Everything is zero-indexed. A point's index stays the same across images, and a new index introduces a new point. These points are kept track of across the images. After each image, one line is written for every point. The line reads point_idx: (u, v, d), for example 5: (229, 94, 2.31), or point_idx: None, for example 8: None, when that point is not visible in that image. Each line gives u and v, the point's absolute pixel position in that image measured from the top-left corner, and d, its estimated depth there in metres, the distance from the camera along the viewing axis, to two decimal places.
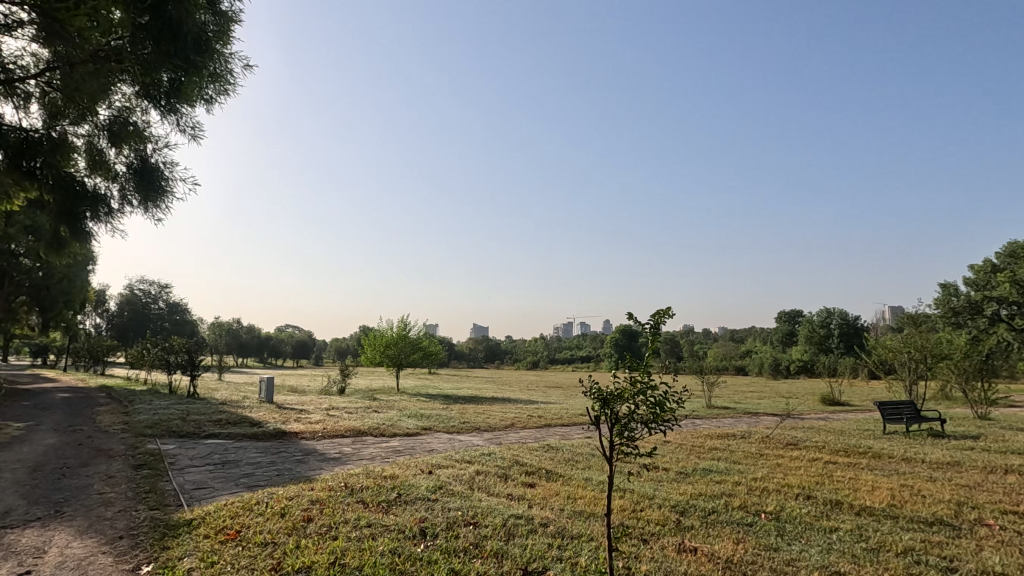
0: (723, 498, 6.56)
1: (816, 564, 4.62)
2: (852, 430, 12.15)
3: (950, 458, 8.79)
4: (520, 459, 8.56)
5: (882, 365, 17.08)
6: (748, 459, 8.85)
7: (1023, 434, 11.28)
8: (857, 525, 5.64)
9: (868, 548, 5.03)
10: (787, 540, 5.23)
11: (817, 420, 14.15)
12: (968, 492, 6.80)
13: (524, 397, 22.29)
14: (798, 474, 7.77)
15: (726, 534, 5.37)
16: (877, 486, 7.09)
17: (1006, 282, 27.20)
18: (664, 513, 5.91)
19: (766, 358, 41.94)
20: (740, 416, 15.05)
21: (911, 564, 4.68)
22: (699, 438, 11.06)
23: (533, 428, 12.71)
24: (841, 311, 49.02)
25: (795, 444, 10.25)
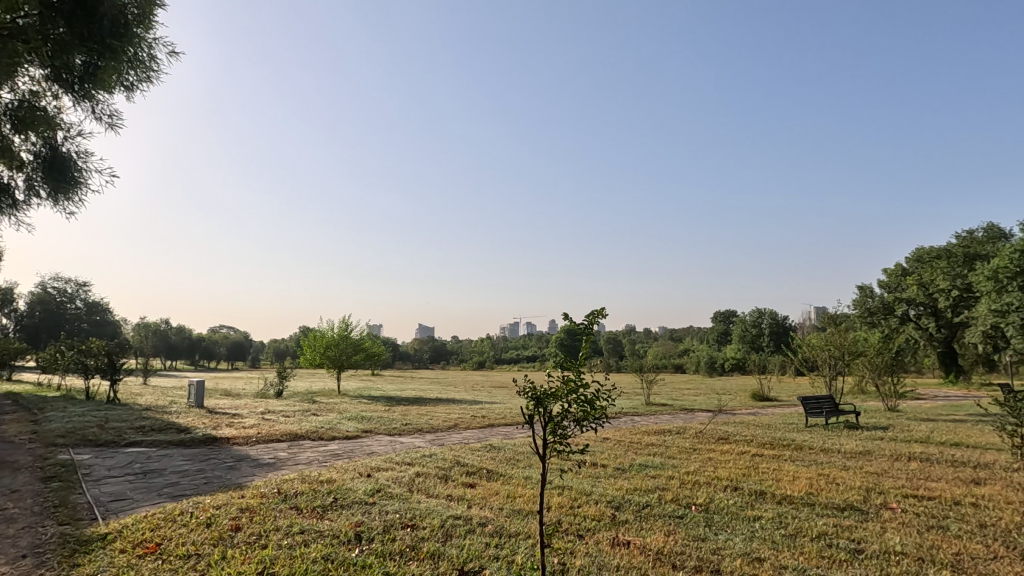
0: (657, 492, 6.79)
1: (739, 552, 4.88)
2: (777, 424, 12.89)
3: (861, 448, 9.51)
4: (461, 459, 8.56)
5: (806, 363, 18.20)
6: (682, 454, 9.23)
7: (927, 425, 12.31)
8: (778, 513, 5.99)
9: (786, 534, 5.36)
10: (715, 530, 5.49)
11: (747, 415, 14.92)
12: (876, 479, 7.37)
13: (468, 397, 22.28)
14: (727, 467, 8.17)
15: (658, 527, 5.57)
16: (797, 476, 7.57)
17: (914, 285, 29.63)
18: (601, 509, 6.06)
19: (702, 356, 43.75)
20: (676, 412, 15.63)
21: (823, 548, 5.02)
22: (637, 434, 11.40)
23: (476, 428, 12.70)
24: (771, 311, 51.82)
25: (725, 439, 10.75)
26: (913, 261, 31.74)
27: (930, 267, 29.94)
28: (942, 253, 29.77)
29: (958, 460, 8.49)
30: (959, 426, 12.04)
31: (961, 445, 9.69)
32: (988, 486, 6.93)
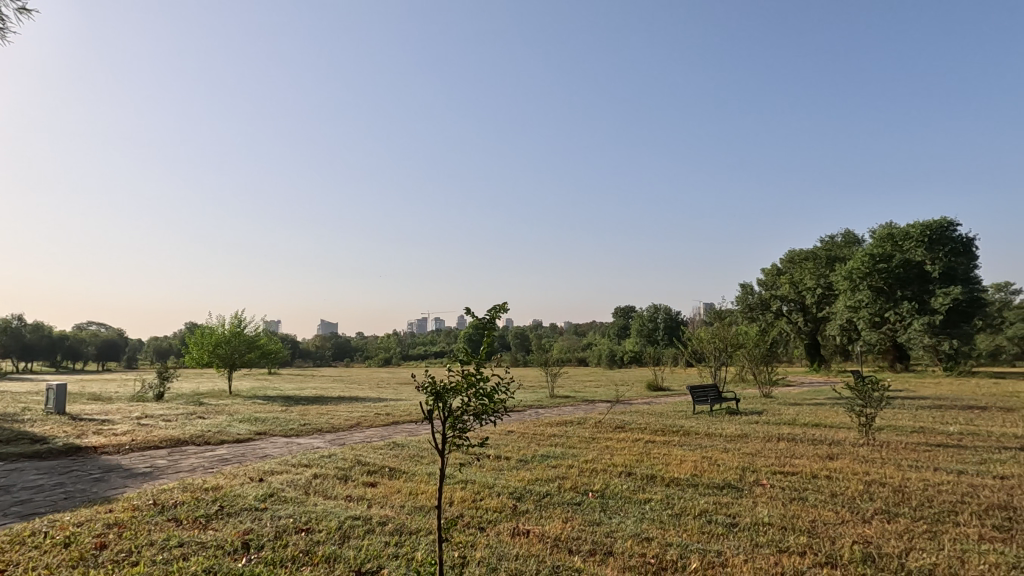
0: (556, 482, 7.02)
1: (630, 533, 5.17)
2: (669, 411, 13.82)
3: (739, 431, 10.45)
4: (362, 458, 8.32)
5: (695, 355, 19.63)
6: (582, 444, 9.62)
7: (794, 408, 13.78)
8: (666, 494, 6.43)
9: (672, 514, 5.76)
10: (609, 514, 5.77)
11: (642, 404, 15.86)
12: (751, 459, 8.14)
13: (371, 394, 21.70)
14: (622, 454, 8.64)
15: (557, 515, 5.76)
16: (683, 459, 8.17)
17: (787, 283, 32.96)
18: (502, 500, 6.15)
19: (604, 350, 45.81)
20: (578, 404, 16.24)
21: (703, 524, 5.46)
22: (540, 426, 11.71)
23: (379, 426, 12.40)
24: (666, 307, 55.33)
25: (621, 427, 11.33)
26: (785, 262, 35.22)
27: (800, 268, 33.48)
28: (810, 255, 33.39)
29: (818, 439, 9.57)
30: (820, 408, 13.58)
31: (820, 426, 10.95)
32: (840, 460, 7.89)
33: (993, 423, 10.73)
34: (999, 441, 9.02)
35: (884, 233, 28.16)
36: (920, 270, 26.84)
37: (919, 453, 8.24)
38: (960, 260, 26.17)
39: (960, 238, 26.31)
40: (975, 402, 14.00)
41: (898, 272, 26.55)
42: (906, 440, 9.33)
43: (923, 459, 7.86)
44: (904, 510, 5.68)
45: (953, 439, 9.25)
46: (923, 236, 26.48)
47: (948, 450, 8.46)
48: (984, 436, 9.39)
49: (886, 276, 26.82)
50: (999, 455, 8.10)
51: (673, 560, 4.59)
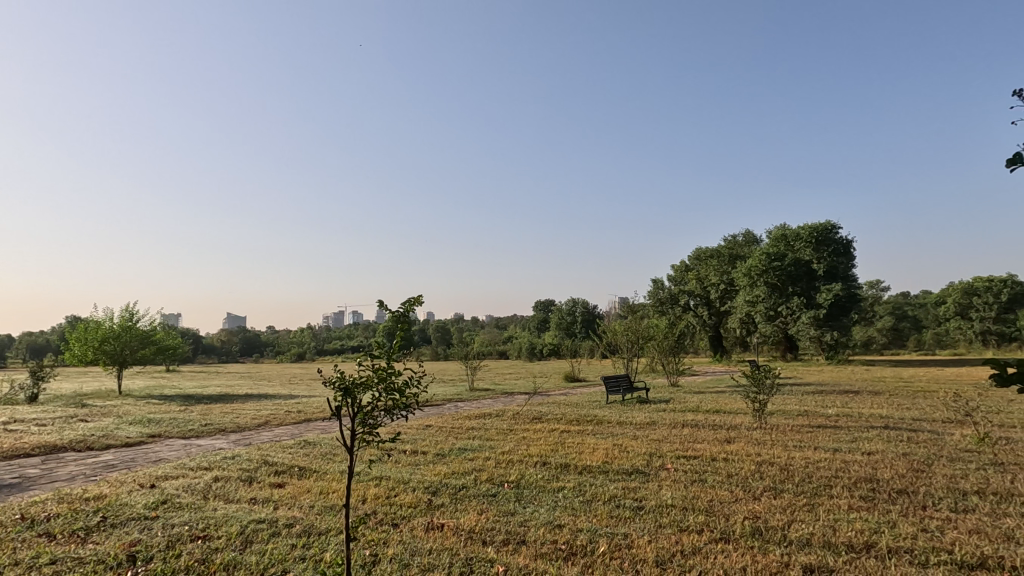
0: (472, 474, 7.04)
1: (542, 521, 5.30)
2: (584, 402, 14.28)
3: (648, 419, 11.01)
4: (270, 458, 7.91)
5: (609, 347, 20.41)
6: (499, 436, 9.72)
7: (698, 396, 14.71)
8: (579, 482, 6.65)
9: (584, 500, 5.97)
10: (523, 504, 5.87)
11: (559, 395, 16.27)
12: (658, 444, 8.60)
13: (281, 391, 20.68)
14: (538, 444, 8.83)
15: (472, 507, 5.78)
16: (596, 447, 8.49)
17: (694, 279, 35.02)
18: (418, 495, 6.08)
19: (524, 342, 46.47)
20: (497, 396, 16.37)
21: (612, 508, 5.70)
22: (458, 419, 11.68)
23: (289, 424, 11.83)
24: (584, 301, 57.04)
25: (538, 418, 11.55)
26: (692, 259, 37.37)
27: (706, 265, 35.68)
28: (714, 253, 35.69)
29: (717, 424, 10.27)
30: (720, 396, 14.60)
31: (720, 412, 11.77)
32: (736, 443, 8.52)
33: (864, 405, 12.04)
34: (868, 421, 10.14)
35: (778, 233, 30.68)
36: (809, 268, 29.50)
37: (803, 434, 9.08)
38: (841, 259, 29.07)
39: (841, 240, 29.17)
40: (850, 387, 15.64)
41: (789, 270, 29.05)
42: (793, 423, 10.23)
43: (806, 440, 8.67)
44: (788, 487, 6.24)
45: (831, 420, 10.28)
46: (811, 237, 29.14)
47: (827, 430, 9.39)
48: (856, 417, 10.51)
49: (780, 274, 29.27)
50: (868, 433, 9.11)
51: (582, 545, 4.75)
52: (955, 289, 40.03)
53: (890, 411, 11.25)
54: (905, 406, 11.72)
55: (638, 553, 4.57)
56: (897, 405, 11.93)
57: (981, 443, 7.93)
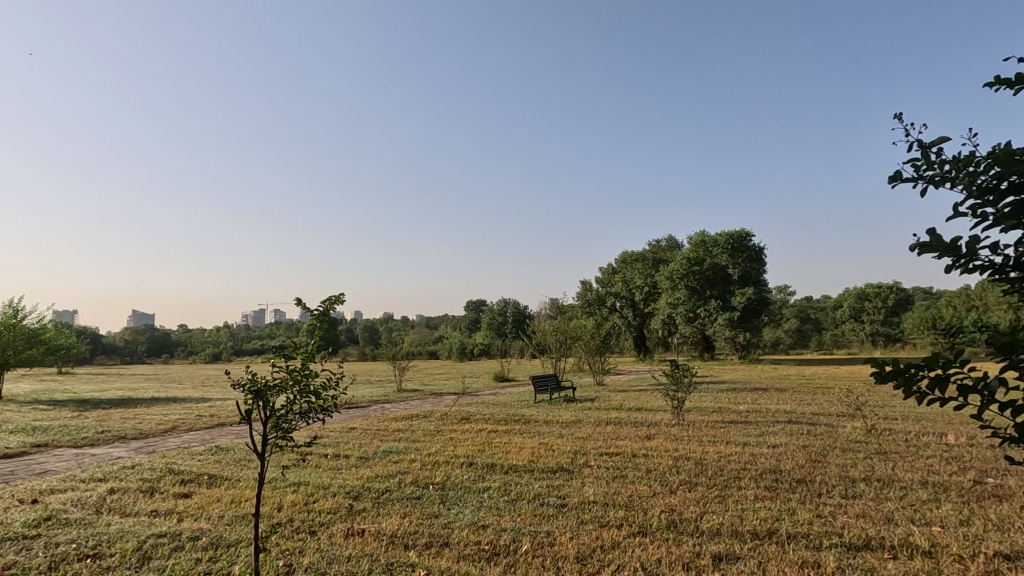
0: (397, 477, 6.89)
1: (466, 523, 5.27)
2: (513, 401, 14.40)
3: (574, 417, 11.26)
4: (175, 466, 7.36)
5: (538, 347, 20.67)
6: (426, 437, 9.58)
7: (622, 394, 15.20)
8: (504, 481, 6.68)
9: (508, 500, 6.00)
10: (448, 505, 5.82)
11: (487, 395, 16.29)
12: (583, 442, 8.80)
13: (191, 394, 19.33)
14: (465, 445, 8.78)
15: (395, 511, 5.65)
16: (522, 447, 8.56)
17: (620, 281, 36.20)
18: (338, 501, 5.87)
19: (454, 342, 46.17)
20: (425, 397, 16.15)
21: (536, 507, 5.76)
22: (384, 421, 11.41)
23: (200, 429, 11.07)
24: (514, 302, 57.50)
25: (466, 419, 11.51)
26: (618, 262, 38.59)
27: (631, 267, 37.01)
28: (639, 256, 37.10)
29: (639, 421, 10.66)
30: (643, 393, 15.18)
31: (641, 409, 12.24)
32: (655, 439, 8.88)
33: (771, 401, 12.93)
34: (774, 416, 10.90)
35: (698, 239, 32.37)
36: (725, 273, 31.31)
37: (716, 429, 9.61)
38: (753, 265, 31.12)
39: (753, 247, 31.22)
40: (759, 384, 16.80)
41: (708, 274, 30.73)
42: (708, 419, 10.81)
43: (719, 435, 9.18)
44: (702, 480, 6.58)
45: (741, 416, 10.95)
46: (727, 243, 30.98)
47: (738, 425, 10.00)
48: (763, 413, 11.27)
49: (699, 277, 30.89)
50: (773, 427, 9.79)
51: (506, 545, 4.77)
52: (850, 294, 44.07)
53: (792, 406, 12.16)
54: (806, 402, 12.70)
55: (560, 550, 4.64)
56: (799, 401, 12.91)
57: (869, 434, 8.73)
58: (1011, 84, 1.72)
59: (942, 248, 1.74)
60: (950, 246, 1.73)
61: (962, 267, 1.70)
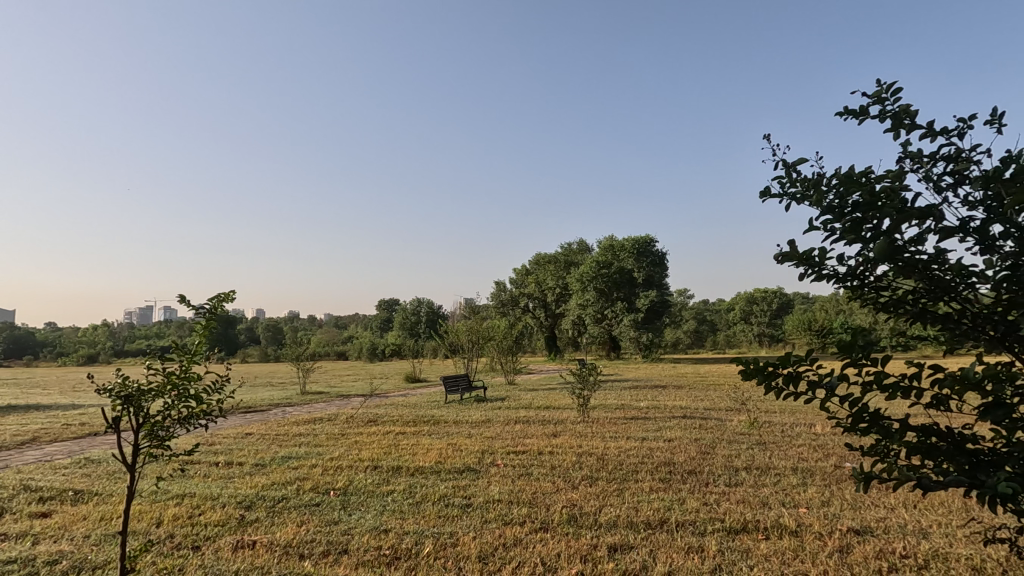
0: (295, 484, 6.55)
1: (368, 528, 5.12)
2: (422, 402, 14.22)
3: (484, 417, 11.32)
4: (33, 482, 6.51)
5: (450, 347, 20.56)
6: (329, 441, 9.21)
7: (531, 394, 15.50)
8: (409, 484, 6.57)
9: (413, 503, 5.91)
10: (349, 511, 5.63)
11: (397, 396, 15.96)
12: (491, 441, 8.88)
13: (57, 400, 17.27)
14: (370, 448, 8.54)
15: (291, 519, 5.37)
16: (430, 448, 8.48)
17: (534, 282, 36.92)
18: (227, 512, 5.48)
19: (364, 342, 44.75)
20: (331, 399, 15.53)
21: (441, 508, 5.72)
22: (284, 425, 10.82)
23: (67, 440, 9.88)
24: (428, 302, 56.88)
25: (373, 421, 11.21)
26: (532, 263, 39.34)
27: (544, 269, 37.89)
28: (552, 258, 38.06)
29: (546, 419, 10.91)
30: (551, 392, 15.58)
31: (549, 407, 12.56)
32: (560, 437, 9.14)
33: (668, 398, 13.76)
34: (671, 412, 11.59)
35: (607, 243, 33.82)
36: (631, 276, 32.90)
37: (618, 425, 10.06)
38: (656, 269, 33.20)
39: (657, 252, 33.12)
40: (659, 382, 17.84)
41: (615, 277, 32.15)
42: (610, 415, 11.29)
43: (620, 431, 9.61)
44: (602, 474, 6.86)
45: (641, 412, 11.55)
46: (633, 248, 32.66)
47: (638, 421, 10.53)
48: (661, 408, 11.96)
49: (607, 280, 32.25)
50: (669, 422, 10.42)
51: (408, 548, 4.69)
52: (741, 298, 47.89)
53: (687, 402, 13.02)
54: (699, 398, 13.64)
55: (462, 550, 4.64)
56: (693, 397, 13.85)
57: (751, 426, 9.54)
58: (856, 115, 1.96)
59: (798, 258, 1.94)
60: (805, 256, 1.92)
61: (813, 275, 1.91)
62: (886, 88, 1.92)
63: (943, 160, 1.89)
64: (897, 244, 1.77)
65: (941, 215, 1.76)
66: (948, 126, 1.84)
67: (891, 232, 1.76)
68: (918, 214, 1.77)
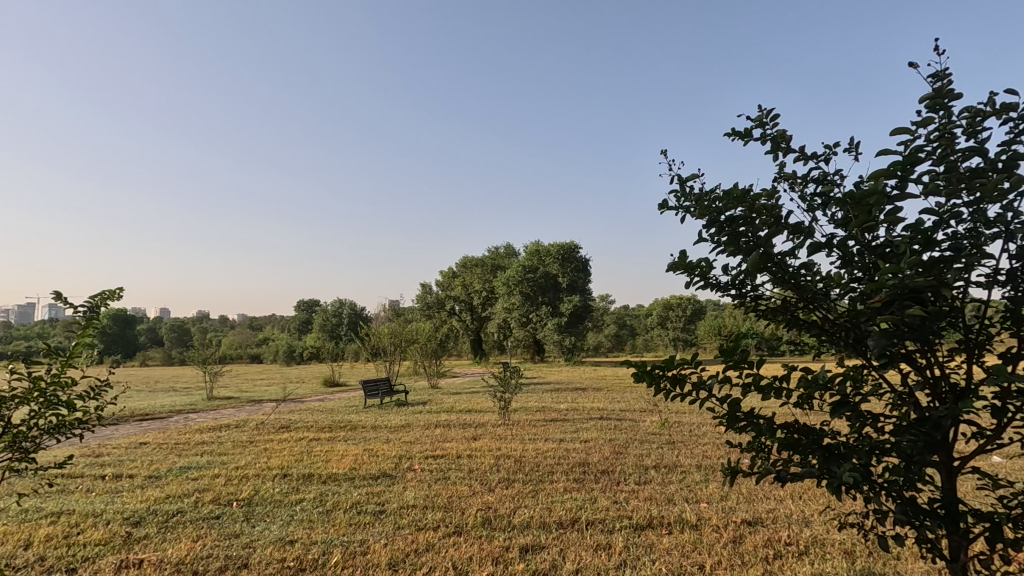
0: (193, 496, 6.11)
1: (272, 540, 4.87)
2: (340, 407, 13.75)
3: (403, 421, 11.12)
4: None
5: (371, 350, 20.01)
6: (235, 449, 8.69)
7: (453, 397, 15.39)
8: (321, 492, 6.32)
9: (323, 511, 5.69)
10: (252, 523, 5.33)
11: (312, 401, 15.31)
12: (409, 446, 8.73)
13: None
14: (280, 456, 8.14)
15: (186, 534, 5.00)
16: (345, 454, 8.20)
17: (459, 285, 36.74)
18: (112, 530, 5.02)
19: (280, 345, 42.54)
20: (240, 405, 14.65)
21: (353, 516, 5.55)
22: (184, 433, 10.08)
23: None
24: (350, 303, 55.12)
25: (285, 427, 10.68)
26: (458, 266, 39.15)
27: (471, 272, 37.85)
28: (479, 262, 38.07)
29: (467, 423, 10.87)
30: (472, 396, 15.54)
31: (471, 411, 12.52)
32: (479, 440, 9.15)
33: (586, 400, 14.15)
34: (589, 414, 11.90)
35: (533, 248, 34.25)
36: (555, 281, 33.56)
37: (537, 427, 10.22)
38: (579, 275, 34.09)
39: (580, 258, 34.05)
40: (578, 384, 18.31)
41: (540, 281, 32.65)
42: (531, 418, 11.43)
43: (539, 433, 9.75)
44: (519, 476, 6.93)
45: (560, 414, 11.79)
46: (558, 253, 33.38)
47: (556, 423, 10.75)
48: (580, 411, 12.28)
49: (532, 284, 32.69)
50: (586, 424, 10.71)
51: (314, 559, 4.51)
52: (658, 304, 50.10)
53: (604, 404, 13.42)
54: (615, 400, 14.12)
55: (371, 558, 4.52)
56: (610, 399, 14.32)
57: (662, 427, 10.01)
58: (741, 137, 2.13)
59: (685, 267, 2.07)
60: (692, 265, 2.06)
61: (699, 283, 2.04)
62: (766, 113, 2.10)
63: (813, 181, 2.08)
64: (770, 256, 1.93)
65: (809, 231, 1.94)
66: (817, 151, 2.04)
67: (766, 245, 1.92)
68: (789, 230, 1.94)
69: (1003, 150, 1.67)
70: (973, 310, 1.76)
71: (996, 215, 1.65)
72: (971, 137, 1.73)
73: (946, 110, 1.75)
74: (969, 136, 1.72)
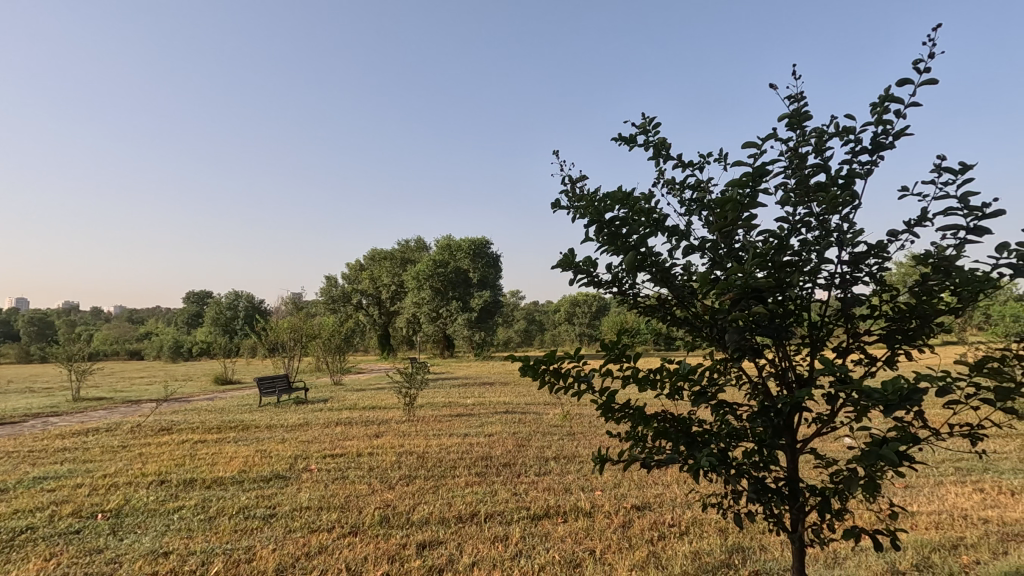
0: (48, 509, 5.43)
1: (142, 553, 4.45)
2: (231, 406, 12.85)
3: (301, 420, 10.61)
4: None
5: (269, 345, 18.87)
6: (105, 455, 7.84)
7: (356, 393, 14.89)
8: (203, 498, 5.87)
9: (205, 518, 5.29)
10: (120, 536, 4.84)
11: (199, 400, 14.17)
12: (305, 446, 8.34)
13: None
14: (158, 460, 7.45)
15: (36, 553, 4.44)
16: (234, 456, 7.67)
17: (367, 279, 35.66)
18: None
19: (165, 339, 38.93)
20: (113, 406, 13.25)
21: (239, 522, 5.20)
22: (42, 439, 8.93)
23: None
24: (247, 295, 51.64)
25: (166, 429, 9.79)
26: (366, 259, 38.00)
27: (380, 265, 36.87)
28: (388, 254, 37.14)
29: (370, 420, 10.58)
30: (377, 392, 15.15)
31: (375, 407, 12.19)
32: (381, 437, 8.93)
33: (492, 394, 14.30)
34: (495, 408, 12.03)
35: (444, 243, 34.01)
36: (465, 276, 33.56)
37: (442, 423, 10.16)
38: (489, 271, 34.30)
39: (491, 254, 34.31)
40: (486, 379, 18.47)
41: (451, 276, 32.48)
42: (436, 413, 11.34)
43: (444, 429, 9.69)
44: (420, 473, 6.85)
45: (466, 409, 11.80)
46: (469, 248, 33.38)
47: (462, 419, 10.73)
48: (486, 405, 12.37)
49: (442, 279, 32.49)
50: (492, 418, 10.79)
51: (191, 570, 4.18)
52: (565, 300, 51.63)
53: (511, 398, 13.62)
54: (521, 394, 14.37)
55: (257, 566, 4.27)
56: (516, 393, 14.57)
57: (564, 419, 10.33)
58: (627, 142, 2.23)
59: (570, 264, 2.14)
60: (577, 262, 2.13)
61: (583, 281, 2.12)
62: (649, 121, 2.21)
63: (689, 187, 2.24)
64: (647, 255, 2.04)
65: (682, 234, 2.08)
66: (693, 160, 2.19)
67: (643, 245, 2.03)
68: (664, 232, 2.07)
69: (843, 168, 1.89)
70: (815, 309, 1.97)
71: (835, 226, 1.87)
72: (819, 155, 1.94)
73: (800, 129, 1.95)
74: (817, 154, 1.93)
